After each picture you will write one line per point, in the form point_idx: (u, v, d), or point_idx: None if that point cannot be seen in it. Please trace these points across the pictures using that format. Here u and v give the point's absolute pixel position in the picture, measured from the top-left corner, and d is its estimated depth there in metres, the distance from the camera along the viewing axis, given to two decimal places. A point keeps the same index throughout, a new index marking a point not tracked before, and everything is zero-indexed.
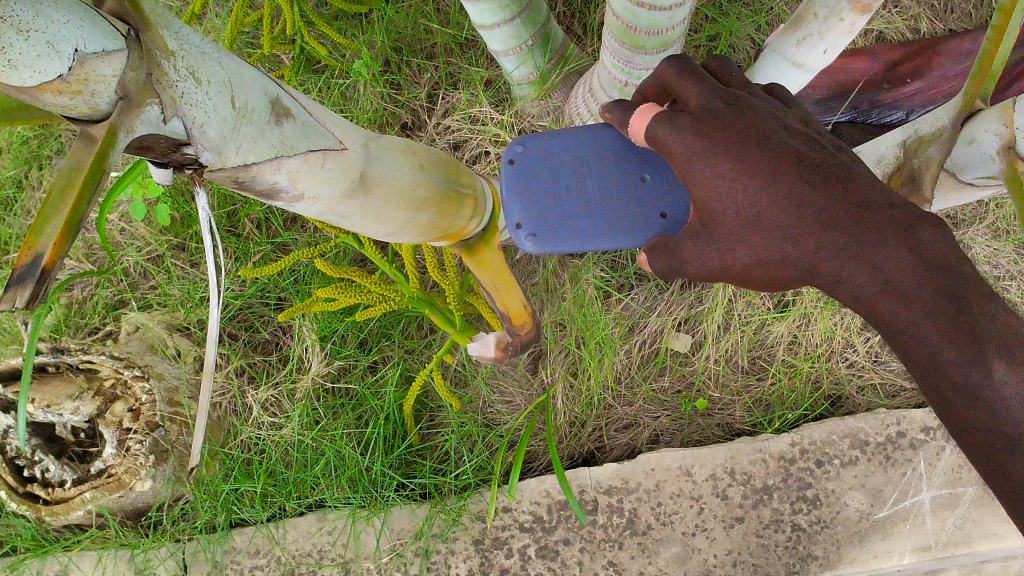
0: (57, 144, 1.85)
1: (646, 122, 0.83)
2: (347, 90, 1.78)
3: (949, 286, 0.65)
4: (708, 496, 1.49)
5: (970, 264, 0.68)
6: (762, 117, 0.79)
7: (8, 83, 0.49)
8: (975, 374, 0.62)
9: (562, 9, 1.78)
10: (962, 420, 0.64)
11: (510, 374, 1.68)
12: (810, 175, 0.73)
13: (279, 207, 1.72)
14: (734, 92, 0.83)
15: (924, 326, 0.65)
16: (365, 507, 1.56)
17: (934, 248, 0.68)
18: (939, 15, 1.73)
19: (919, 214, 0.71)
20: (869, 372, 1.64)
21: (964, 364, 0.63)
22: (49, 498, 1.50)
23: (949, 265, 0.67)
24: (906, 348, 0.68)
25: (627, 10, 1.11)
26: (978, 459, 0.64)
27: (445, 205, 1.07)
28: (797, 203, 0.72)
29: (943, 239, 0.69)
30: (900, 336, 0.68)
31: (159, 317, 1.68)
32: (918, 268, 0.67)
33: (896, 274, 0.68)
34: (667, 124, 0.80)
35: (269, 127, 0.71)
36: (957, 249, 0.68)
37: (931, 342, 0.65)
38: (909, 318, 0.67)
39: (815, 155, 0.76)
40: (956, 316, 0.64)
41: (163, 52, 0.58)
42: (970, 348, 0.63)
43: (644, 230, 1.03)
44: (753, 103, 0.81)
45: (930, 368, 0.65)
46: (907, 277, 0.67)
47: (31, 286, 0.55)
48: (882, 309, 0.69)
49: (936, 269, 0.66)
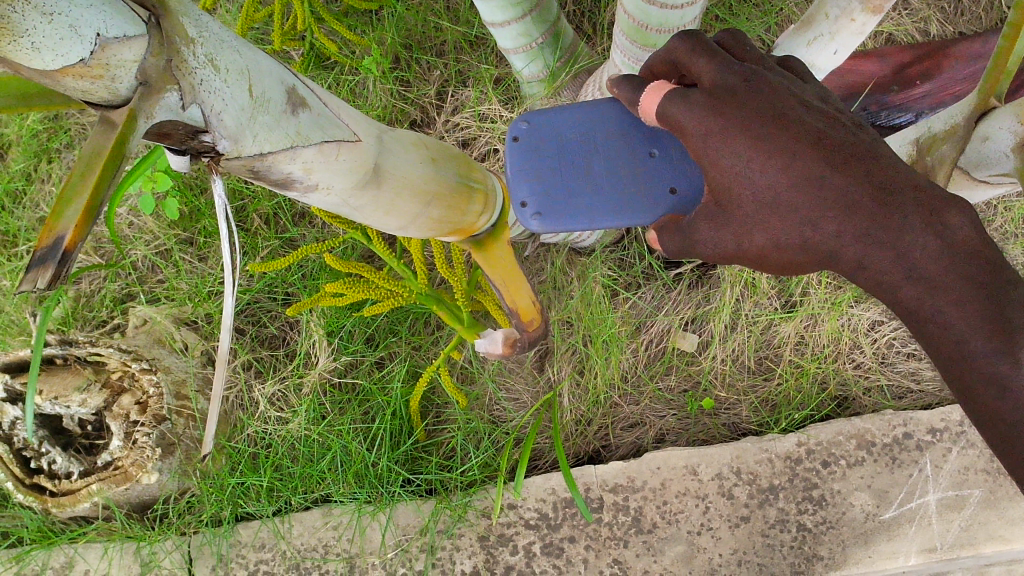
0: (66, 137, 1.85)
1: (657, 100, 0.84)
2: (356, 86, 1.78)
3: (976, 275, 0.67)
4: (714, 495, 1.49)
5: (993, 248, 0.69)
6: (781, 92, 0.78)
7: (31, 67, 0.49)
8: (1004, 365, 0.64)
9: (572, 8, 1.78)
10: (987, 412, 0.66)
11: (516, 371, 1.69)
12: (829, 154, 0.73)
13: (288, 202, 1.73)
14: (749, 66, 0.82)
15: (950, 316, 0.67)
16: (371, 503, 1.56)
17: (961, 233, 0.69)
18: (949, 18, 1.73)
19: (945, 196, 0.71)
20: (877, 373, 1.63)
21: (991, 354, 0.65)
22: (56, 490, 1.50)
23: (975, 251, 0.68)
24: (932, 336, 0.69)
25: (638, 7, 1.11)
26: (1003, 451, 0.66)
27: (457, 199, 1.07)
28: (817, 185, 0.72)
29: (969, 223, 0.69)
30: (926, 325, 0.69)
31: (167, 312, 1.68)
32: (944, 256, 0.68)
33: (922, 262, 0.69)
34: (678, 101, 0.79)
35: (284, 117, 0.71)
36: (981, 233, 0.69)
37: (958, 331, 0.67)
38: (936, 307, 0.68)
39: (834, 133, 0.75)
40: (985, 305, 0.66)
41: (183, 39, 0.58)
42: (999, 339, 0.65)
43: (654, 206, 1.02)
44: (770, 76, 0.80)
45: (955, 357, 0.67)
46: (934, 265, 0.68)
47: (53, 267, 0.56)
48: (906, 296, 0.70)
49: (964, 256, 0.67)
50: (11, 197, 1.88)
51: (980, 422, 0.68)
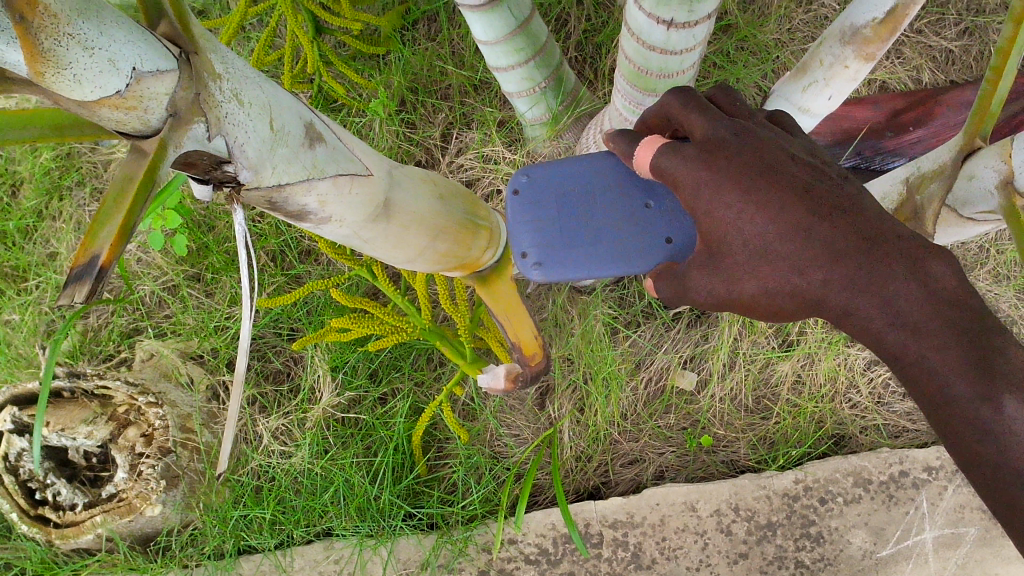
0: (78, 175, 1.89)
1: (651, 154, 0.87)
2: (363, 128, 1.84)
3: (961, 322, 0.67)
4: (713, 532, 1.51)
5: (977, 298, 0.69)
6: (769, 146, 0.81)
7: (70, 97, 0.53)
8: (985, 409, 0.63)
9: (574, 54, 1.83)
10: (971, 454, 0.64)
11: (518, 408, 1.71)
12: (816, 205, 0.75)
13: (295, 240, 1.76)
14: (739, 121, 0.85)
15: (934, 360, 0.66)
16: (372, 536, 1.59)
17: (945, 282, 0.69)
18: (940, 67, 1.78)
19: (928, 247, 0.72)
20: (872, 413, 1.66)
21: (974, 399, 0.64)
22: (60, 522, 1.51)
23: (959, 299, 0.68)
24: (916, 382, 0.68)
25: (638, 53, 1.16)
26: (994, 498, 0.64)
27: (463, 234, 1.10)
28: (805, 234, 0.75)
29: (952, 272, 0.70)
30: (911, 370, 0.69)
31: (174, 346, 1.71)
32: (928, 302, 0.68)
33: (906, 309, 0.69)
34: (672, 154, 0.83)
35: (302, 150, 0.74)
36: (966, 284, 0.70)
37: (941, 375, 0.66)
38: (920, 351, 0.67)
39: (821, 185, 0.77)
40: (968, 350, 0.65)
41: (210, 74, 0.62)
42: (982, 383, 0.63)
43: (649, 256, 1.06)
44: (758, 130, 0.83)
45: (940, 402, 0.66)
46: (918, 311, 0.69)
47: (89, 283, 0.59)
48: (891, 343, 0.70)
49: (946, 304, 0.68)
50: (22, 233, 1.91)
51: (966, 466, 0.66)
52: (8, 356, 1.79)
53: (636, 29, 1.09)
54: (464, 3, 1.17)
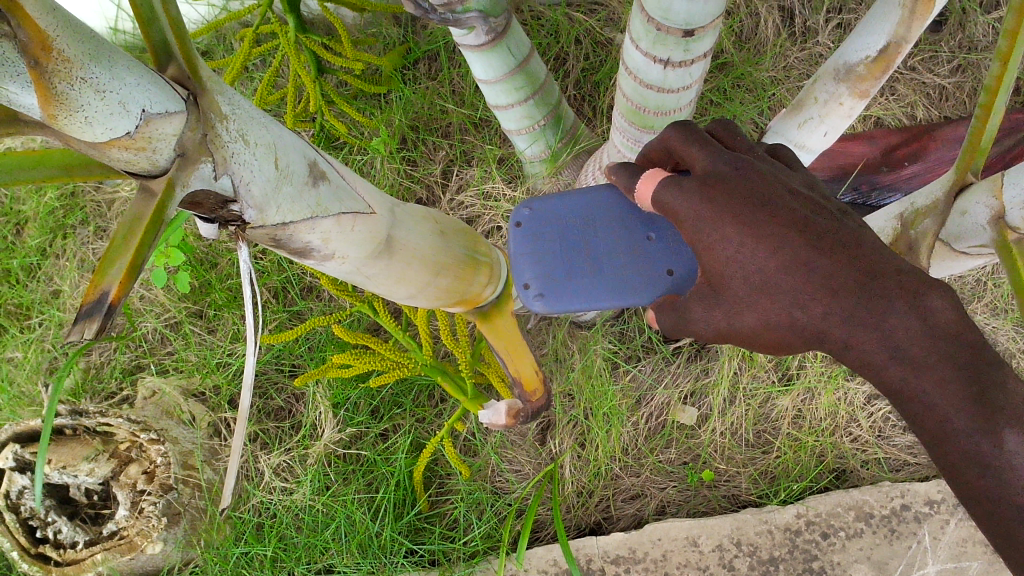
0: (82, 214, 1.90)
1: (651, 188, 0.89)
2: (364, 166, 1.86)
3: (958, 356, 0.67)
4: (715, 567, 1.51)
5: (976, 330, 0.70)
6: (769, 179, 0.82)
7: (82, 139, 0.54)
8: (986, 444, 0.63)
9: (572, 93, 1.86)
10: (970, 487, 0.65)
11: (519, 443, 1.71)
12: (816, 240, 0.76)
13: (296, 277, 1.77)
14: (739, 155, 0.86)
15: (933, 394, 0.67)
16: (374, 573, 1.60)
17: (943, 315, 0.70)
18: (934, 103, 1.81)
19: (926, 281, 0.72)
20: (873, 447, 1.67)
21: (975, 433, 0.64)
22: (61, 560, 1.49)
23: (955, 333, 0.69)
24: (916, 416, 0.69)
25: (637, 92, 1.17)
26: (993, 530, 0.64)
27: (463, 270, 1.11)
28: (804, 269, 0.75)
29: (951, 305, 0.70)
30: (911, 404, 0.69)
31: (176, 383, 1.72)
32: (927, 336, 0.69)
33: (905, 341, 0.70)
34: (674, 188, 0.84)
35: (305, 189, 0.76)
36: (963, 315, 0.70)
37: (941, 410, 0.66)
38: (920, 386, 0.68)
39: (822, 220, 0.78)
40: (968, 385, 0.66)
41: (217, 115, 0.64)
42: (980, 417, 0.64)
43: (650, 286, 1.05)
44: (758, 163, 0.84)
45: (940, 436, 0.67)
46: (916, 344, 0.69)
47: (98, 319, 0.61)
48: (892, 376, 0.71)
49: (944, 336, 0.68)
50: (26, 271, 1.92)
51: (967, 499, 0.66)
52: (10, 394, 1.80)
53: (634, 68, 1.11)
54: (464, 42, 1.19)
